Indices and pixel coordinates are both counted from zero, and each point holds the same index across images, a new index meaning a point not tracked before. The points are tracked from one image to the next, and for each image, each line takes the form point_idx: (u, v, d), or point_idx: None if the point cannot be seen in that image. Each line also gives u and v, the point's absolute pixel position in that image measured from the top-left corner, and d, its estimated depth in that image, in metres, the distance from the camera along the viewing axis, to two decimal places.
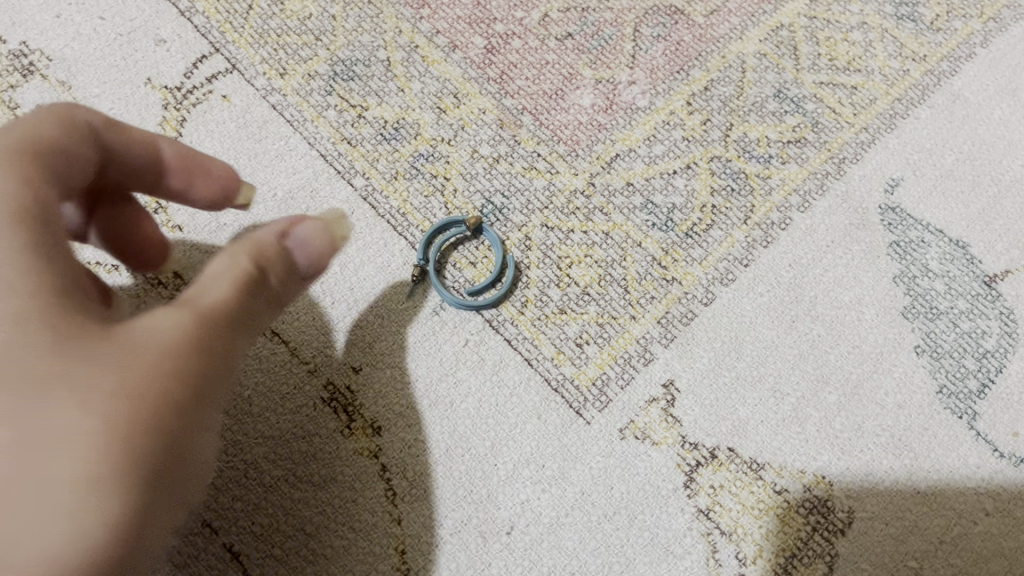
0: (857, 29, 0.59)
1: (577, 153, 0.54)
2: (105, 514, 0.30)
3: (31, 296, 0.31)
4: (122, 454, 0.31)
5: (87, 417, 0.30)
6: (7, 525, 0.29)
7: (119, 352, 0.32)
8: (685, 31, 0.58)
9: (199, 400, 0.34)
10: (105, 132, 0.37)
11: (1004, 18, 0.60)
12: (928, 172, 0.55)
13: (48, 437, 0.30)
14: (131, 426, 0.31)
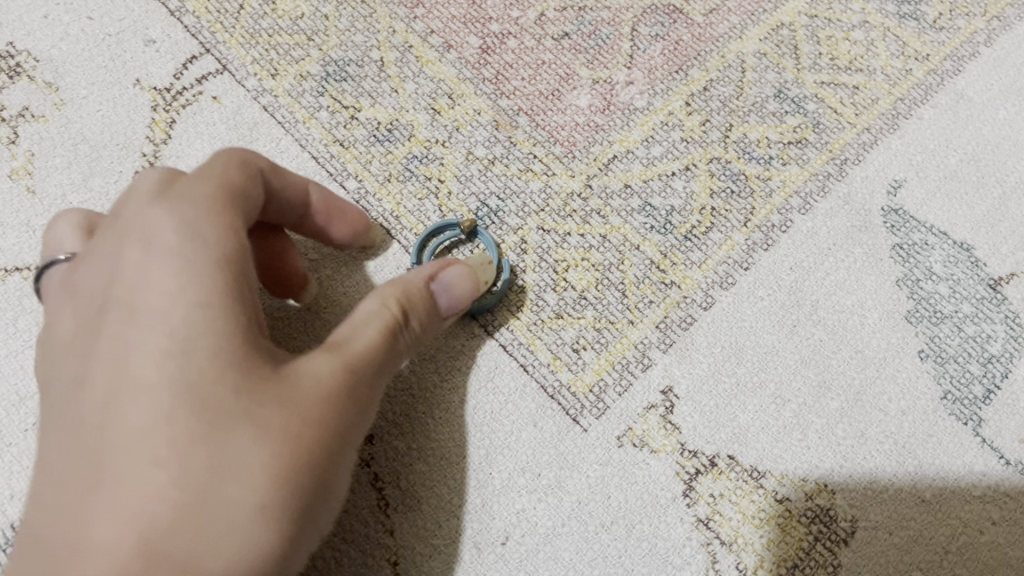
0: (859, 28, 0.58)
1: (574, 155, 0.53)
2: (269, 538, 0.33)
3: (225, 336, 0.34)
4: (297, 484, 0.34)
5: (260, 453, 0.33)
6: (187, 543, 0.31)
7: (298, 389, 0.35)
8: (684, 31, 0.57)
9: (344, 441, 0.36)
10: (272, 176, 0.40)
11: (1008, 16, 0.59)
12: (932, 173, 0.54)
13: (235, 464, 0.32)
14: (303, 460, 0.34)
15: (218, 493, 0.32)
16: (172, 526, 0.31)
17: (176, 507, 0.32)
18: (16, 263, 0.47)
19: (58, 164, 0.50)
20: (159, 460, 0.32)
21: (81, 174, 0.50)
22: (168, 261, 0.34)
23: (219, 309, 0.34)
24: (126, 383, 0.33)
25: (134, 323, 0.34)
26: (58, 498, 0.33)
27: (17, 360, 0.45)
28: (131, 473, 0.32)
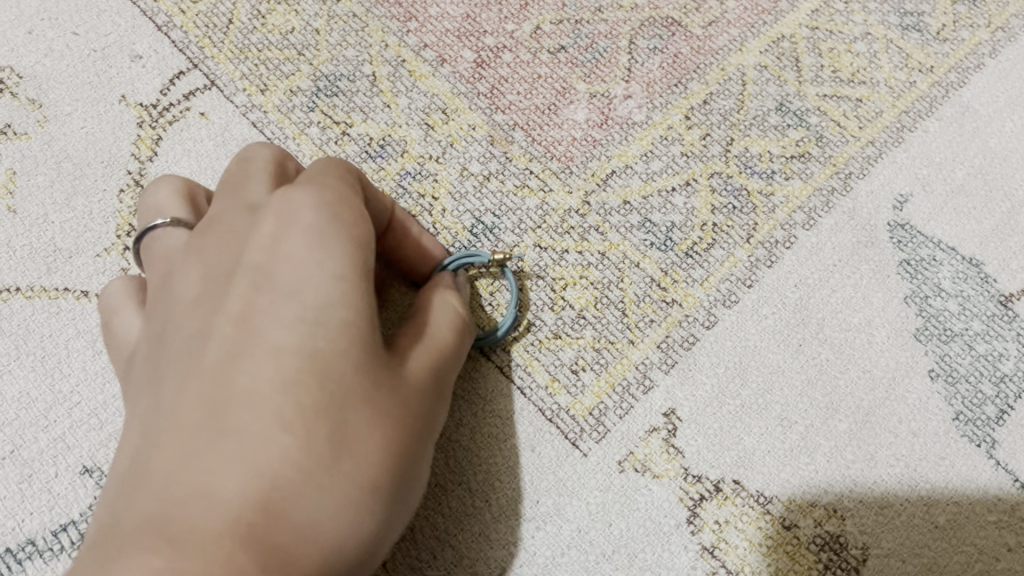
0: (861, 40, 0.57)
1: (571, 170, 0.52)
2: (369, 520, 0.33)
3: (352, 316, 0.34)
4: (399, 468, 0.34)
5: (374, 433, 0.33)
6: (303, 501, 0.31)
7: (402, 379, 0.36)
8: (683, 44, 0.56)
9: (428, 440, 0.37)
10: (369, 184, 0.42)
11: (1012, 27, 0.58)
12: (938, 187, 0.52)
13: (356, 438, 0.33)
14: (405, 447, 0.34)
15: (339, 462, 0.32)
16: (295, 484, 0.31)
17: (303, 469, 0.31)
18: None
19: (40, 183, 0.49)
20: (289, 418, 0.31)
21: (63, 194, 0.48)
22: (308, 239, 0.36)
23: (347, 286, 0.35)
24: (252, 344, 0.33)
25: (268, 289, 0.34)
26: (176, 442, 0.31)
27: None
28: (263, 423, 0.31)
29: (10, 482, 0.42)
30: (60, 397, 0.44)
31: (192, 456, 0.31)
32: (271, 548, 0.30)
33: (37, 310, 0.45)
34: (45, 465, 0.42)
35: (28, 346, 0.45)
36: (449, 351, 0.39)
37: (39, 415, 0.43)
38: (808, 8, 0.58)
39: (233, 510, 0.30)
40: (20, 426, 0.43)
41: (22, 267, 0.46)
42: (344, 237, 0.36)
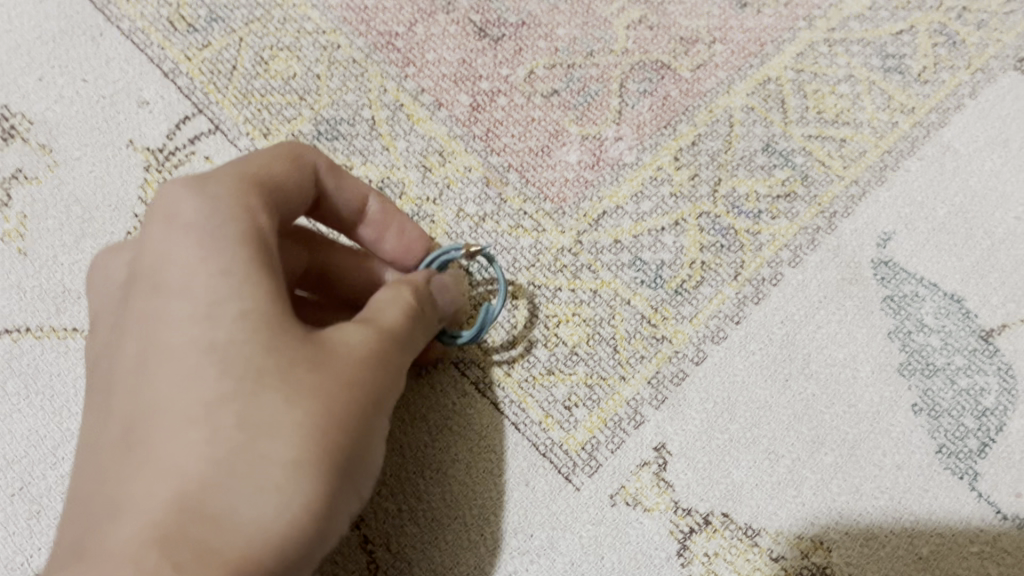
0: (845, 82, 0.59)
1: (564, 211, 0.53)
2: (308, 492, 0.34)
3: (252, 299, 0.36)
4: (331, 433, 0.35)
5: (292, 406, 0.34)
6: (224, 493, 0.33)
7: (332, 363, 0.36)
8: (672, 87, 0.58)
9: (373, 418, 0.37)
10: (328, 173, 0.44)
11: (991, 68, 0.60)
12: (920, 225, 0.54)
13: (270, 417, 0.34)
14: (339, 409, 0.35)
15: (248, 472, 0.33)
16: (208, 477, 0.33)
17: (214, 463, 0.33)
18: (5, 324, 0.48)
19: (50, 226, 0.50)
20: (194, 418, 0.34)
21: (72, 236, 0.50)
22: (196, 235, 0.37)
23: (238, 294, 0.36)
24: (156, 377, 0.35)
25: (168, 297, 0.36)
26: (110, 471, 0.35)
27: (4, 424, 0.45)
28: (170, 433, 0.34)
29: (19, 518, 0.44)
30: (67, 435, 0.45)
31: (120, 482, 0.35)
32: (190, 563, 0.32)
33: (46, 349, 0.47)
34: (52, 501, 0.44)
35: (38, 385, 0.46)
36: (399, 329, 0.39)
37: (48, 453, 0.45)
38: (793, 51, 0.60)
39: (141, 543, 0.33)
40: (28, 463, 0.45)
41: (31, 307, 0.48)
42: (232, 242, 0.37)
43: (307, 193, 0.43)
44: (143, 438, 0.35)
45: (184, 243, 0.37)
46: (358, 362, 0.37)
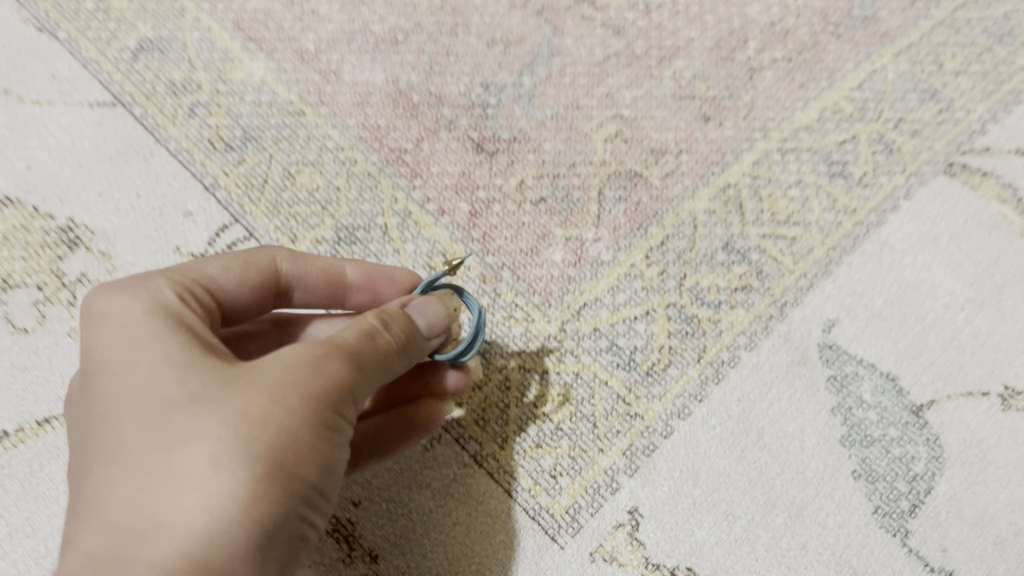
0: (796, 186, 0.68)
1: (550, 303, 0.62)
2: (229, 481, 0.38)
3: (167, 351, 0.42)
4: (247, 432, 0.39)
5: (208, 419, 0.39)
6: (154, 498, 0.38)
7: (253, 379, 0.41)
8: (644, 193, 0.67)
9: (302, 412, 0.40)
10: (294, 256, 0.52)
11: (924, 173, 0.69)
12: (860, 313, 0.62)
13: (190, 431, 0.39)
14: (252, 410, 0.40)
15: (173, 477, 0.38)
16: (140, 490, 0.38)
17: (145, 480, 0.38)
18: None
19: None
20: (125, 453, 0.39)
21: None
22: (111, 316, 0.43)
23: (152, 350, 0.42)
24: (97, 432, 0.41)
25: (98, 371, 0.42)
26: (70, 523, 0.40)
27: None
28: (107, 471, 0.39)
29: None
30: None
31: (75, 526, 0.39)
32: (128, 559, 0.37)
33: None
34: None
35: None
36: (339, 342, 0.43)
37: None
38: (750, 159, 0.69)
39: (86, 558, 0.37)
40: None
41: None
42: (143, 314, 0.43)
43: (246, 281, 0.50)
44: (89, 480, 0.40)
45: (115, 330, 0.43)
46: (281, 371, 0.41)
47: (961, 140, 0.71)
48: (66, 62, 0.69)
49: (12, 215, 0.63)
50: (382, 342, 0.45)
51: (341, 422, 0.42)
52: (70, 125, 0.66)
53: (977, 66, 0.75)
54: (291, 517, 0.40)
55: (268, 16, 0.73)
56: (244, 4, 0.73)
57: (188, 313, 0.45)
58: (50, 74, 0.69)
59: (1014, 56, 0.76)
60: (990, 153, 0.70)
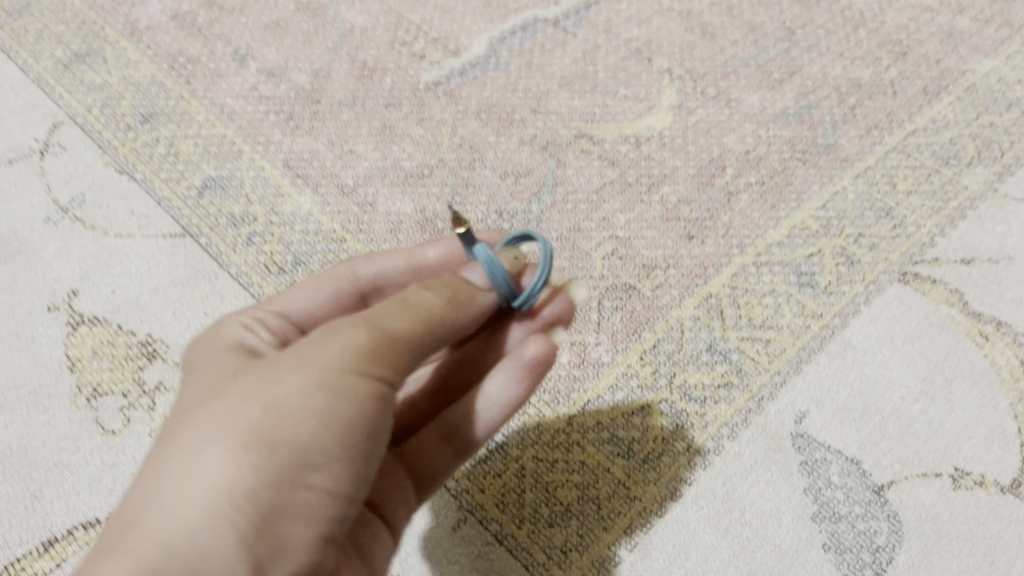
0: (769, 294, 0.78)
1: (558, 399, 0.72)
2: (221, 457, 0.43)
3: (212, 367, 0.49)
4: (241, 413, 0.44)
5: (213, 408, 0.45)
6: (165, 483, 0.43)
7: (262, 369, 0.46)
8: (637, 302, 0.78)
9: (293, 384, 0.44)
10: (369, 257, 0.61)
11: (880, 281, 0.79)
12: (827, 404, 0.72)
13: (200, 420, 0.45)
14: (249, 395, 0.45)
15: (179, 463, 0.43)
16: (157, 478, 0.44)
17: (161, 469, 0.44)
18: None
19: None
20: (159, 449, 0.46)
21: None
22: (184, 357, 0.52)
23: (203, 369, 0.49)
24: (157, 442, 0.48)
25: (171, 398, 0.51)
26: None
27: None
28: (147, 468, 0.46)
29: None
30: None
31: None
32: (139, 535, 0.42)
33: None
34: None
35: None
36: (360, 316, 0.48)
37: None
38: (729, 272, 0.80)
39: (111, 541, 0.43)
40: None
41: None
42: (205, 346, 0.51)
43: (324, 293, 0.59)
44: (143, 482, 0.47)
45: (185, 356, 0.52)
46: (287, 354, 0.46)
47: (913, 252, 0.81)
48: (143, 200, 0.82)
49: (99, 331, 0.73)
50: (415, 308, 0.49)
51: (350, 385, 0.45)
52: (147, 254, 0.78)
53: (925, 187, 0.87)
54: (283, 484, 0.43)
55: (313, 158, 0.86)
56: (293, 147, 0.87)
57: (245, 334, 0.52)
58: (129, 210, 0.81)
59: (958, 177, 0.87)
60: (939, 262, 0.81)
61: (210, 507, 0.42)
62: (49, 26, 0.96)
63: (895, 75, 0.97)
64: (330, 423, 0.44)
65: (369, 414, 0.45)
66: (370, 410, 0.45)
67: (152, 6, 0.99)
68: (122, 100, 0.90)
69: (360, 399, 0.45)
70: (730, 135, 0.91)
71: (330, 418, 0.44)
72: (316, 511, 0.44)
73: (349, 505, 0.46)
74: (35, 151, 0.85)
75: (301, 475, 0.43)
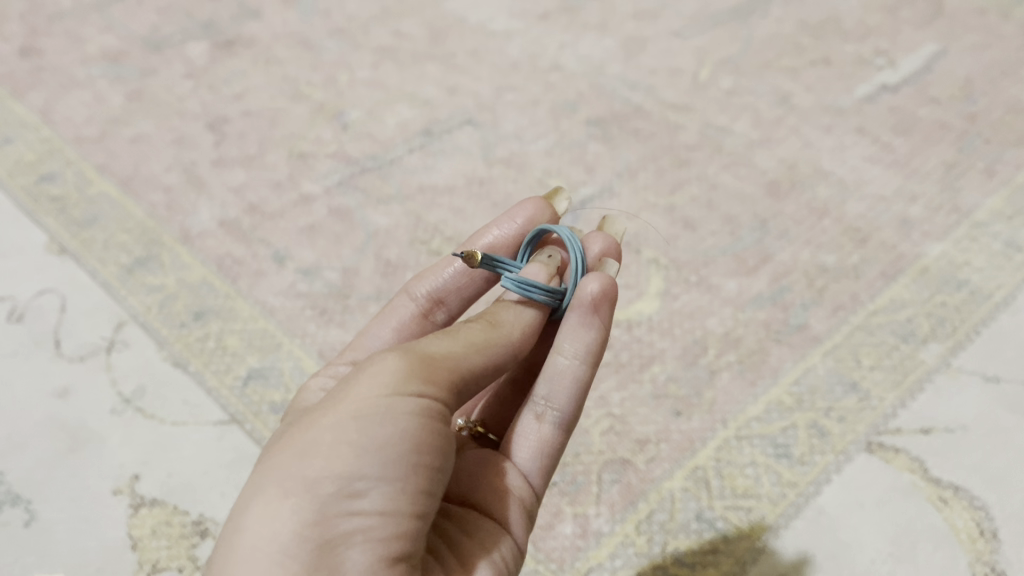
0: (750, 465, 0.88)
1: (563, 568, 0.81)
2: (266, 503, 0.48)
3: None
4: (283, 464, 0.50)
5: (266, 467, 0.51)
6: (227, 540, 0.49)
7: (306, 421, 0.52)
8: (632, 475, 0.87)
9: (328, 423, 0.51)
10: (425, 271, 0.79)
11: (849, 450, 0.89)
12: (805, 568, 0.80)
13: (255, 478, 0.51)
14: (293, 446, 0.51)
15: (237, 520, 0.49)
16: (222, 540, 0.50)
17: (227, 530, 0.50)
18: None
19: None
20: None
21: None
22: None
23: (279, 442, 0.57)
24: None
25: None
26: None
27: None
28: None
29: None
30: None
31: None
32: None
33: None
34: None
35: None
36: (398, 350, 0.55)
37: None
38: (714, 444, 0.90)
39: None
40: None
41: None
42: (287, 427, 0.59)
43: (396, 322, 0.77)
44: None
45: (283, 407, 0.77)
46: (329, 399, 0.53)
47: (878, 422, 0.91)
48: (195, 390, 0.93)
49: (156, 511, 0.83)
50: (459, 339, 0.59)
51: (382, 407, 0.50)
52: (198, 438, 0.89)
53: (887, 363, 0.97)
54: (329, 515, 0.48)
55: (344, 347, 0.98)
56: (327, 338, 0.99)
57: None
58: (182, 399, 0.92)
59: (916, 352, 0.98)
60: (901, 432, 0.90)
61: (256, 556, 0.47)
62: (115, 234, 1.11)
63: (857, 259, 1.10)
64: (363, 447, 0.49)
65: (406, 431, 0.50)
66: (408, 425, 0.50)
67: (203, 215, 1.14)
68: (177, 299, 1.03)
69: (395, 417, 0.50)
70: (711, 318, 1.02)
71: (365, 443, 0.49)
72: (367, 537, 0.48)
73: (406, 526, 0.49)
74: (102, 347, 0.97)
75: (346, 504, 0.48)
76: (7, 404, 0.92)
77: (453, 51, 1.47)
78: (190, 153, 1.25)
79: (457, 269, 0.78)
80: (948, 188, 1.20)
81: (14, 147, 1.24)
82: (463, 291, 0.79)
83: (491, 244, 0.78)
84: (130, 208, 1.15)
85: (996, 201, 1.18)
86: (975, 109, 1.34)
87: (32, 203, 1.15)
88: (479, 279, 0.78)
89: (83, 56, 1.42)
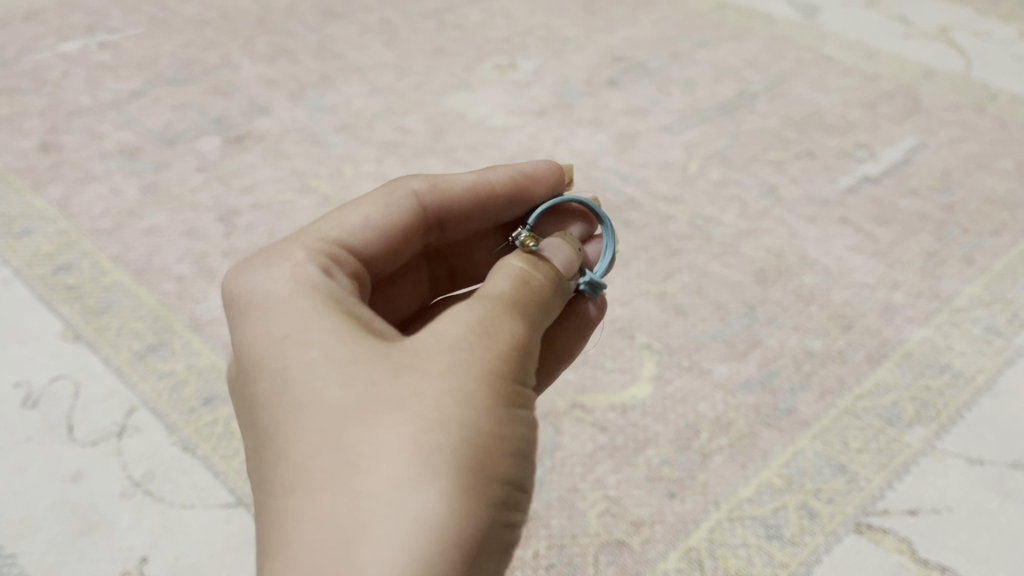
0: (742, 546, 0.90)
1: None
2: (445, 490, 0.49)
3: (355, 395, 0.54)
4: (448, 449, 0.51)
5: (412, 444, 0.50)
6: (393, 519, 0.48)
7: (444, 399, 0.53)
8: (628, 556, 0.90)
9: (480, 416, 0.53)
10: (436, 183, 0.82)
11: (839, 531, 0.91)
12: None
13: (400, 453, 0.50)
14: (449, 430, 0.51)
15: (398, 499, 0.48)
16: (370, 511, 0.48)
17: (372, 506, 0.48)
18: None
19: None
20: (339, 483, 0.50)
21: None
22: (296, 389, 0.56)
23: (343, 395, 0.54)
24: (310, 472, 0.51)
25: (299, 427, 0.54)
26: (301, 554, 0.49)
27: None
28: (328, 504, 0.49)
29: None
30: None
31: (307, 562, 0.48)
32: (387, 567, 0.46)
33: None
34: None
35: None
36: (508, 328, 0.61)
37: None
38: (707, 526, 0.92)
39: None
40: None
41: None
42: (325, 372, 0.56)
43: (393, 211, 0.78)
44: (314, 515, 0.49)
45: (279, 300, 0.63)
46: (459, 378, 0.55)
47: (866, 504, 0.94)
48: (203, 474, 0.96)
49: None
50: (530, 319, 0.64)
51: (516, 414, 0.56)
52: (206, 522, 0.92)
53: (874, 446, 1.00)
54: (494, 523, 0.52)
55: None
56: None
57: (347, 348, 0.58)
58: (190, 483, 0.95)
59: (902, 435, 1.01)
60: (889, 513, 0.93)
61: (444, 547, 0.48)
62: (128, 322, 1.15)
63: (843, 344, 1.14)
64: (516, 456, 0.54)
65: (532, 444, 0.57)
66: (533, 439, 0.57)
67: (213, 303, 1.19)
68: (187, 385, 1.06)
69: (527, 429, 0.56)
70: (703, 402, 1.06)
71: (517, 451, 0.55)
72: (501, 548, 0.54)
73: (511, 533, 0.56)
74: (114, 432, 1.00)
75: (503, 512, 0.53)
76: (20, 488, 0.94)
77: (454, 146, 1.54)
78: (202, 243, 1.30)
79: (467, 190, 0.83)
80: (928, 276, 1.25)
81: (33, 238, 1.29)
82: (461, 211, 0.83)
83: (507, 182, 0.84)
84: (143, 297, 1.19)
85: (975, 288, 1.23)
86: (953, 200, 1.40)
87: (49, 292, 1.19)
88: (482, 209, 0.84)
89: (101, 151, 1.49)
